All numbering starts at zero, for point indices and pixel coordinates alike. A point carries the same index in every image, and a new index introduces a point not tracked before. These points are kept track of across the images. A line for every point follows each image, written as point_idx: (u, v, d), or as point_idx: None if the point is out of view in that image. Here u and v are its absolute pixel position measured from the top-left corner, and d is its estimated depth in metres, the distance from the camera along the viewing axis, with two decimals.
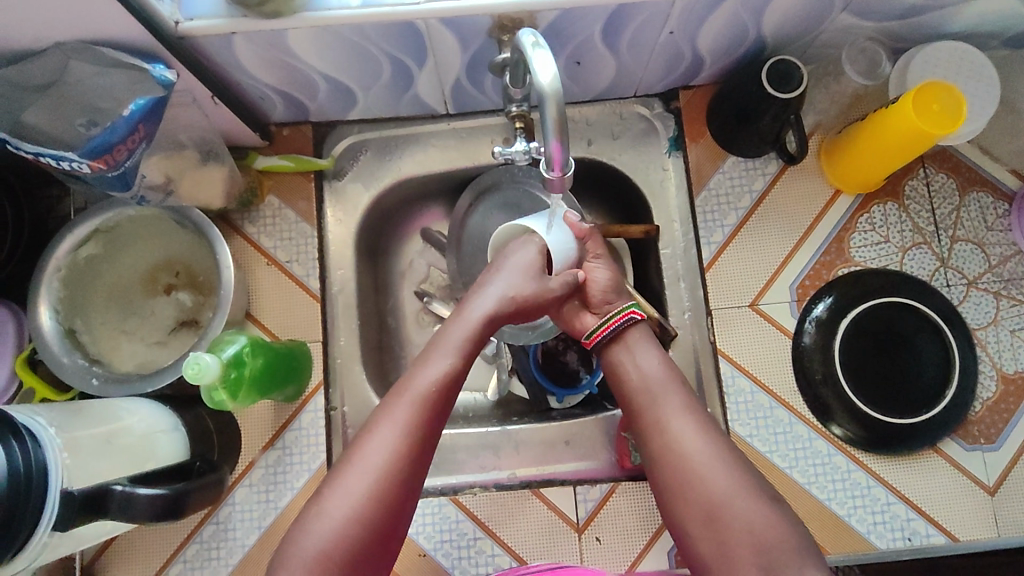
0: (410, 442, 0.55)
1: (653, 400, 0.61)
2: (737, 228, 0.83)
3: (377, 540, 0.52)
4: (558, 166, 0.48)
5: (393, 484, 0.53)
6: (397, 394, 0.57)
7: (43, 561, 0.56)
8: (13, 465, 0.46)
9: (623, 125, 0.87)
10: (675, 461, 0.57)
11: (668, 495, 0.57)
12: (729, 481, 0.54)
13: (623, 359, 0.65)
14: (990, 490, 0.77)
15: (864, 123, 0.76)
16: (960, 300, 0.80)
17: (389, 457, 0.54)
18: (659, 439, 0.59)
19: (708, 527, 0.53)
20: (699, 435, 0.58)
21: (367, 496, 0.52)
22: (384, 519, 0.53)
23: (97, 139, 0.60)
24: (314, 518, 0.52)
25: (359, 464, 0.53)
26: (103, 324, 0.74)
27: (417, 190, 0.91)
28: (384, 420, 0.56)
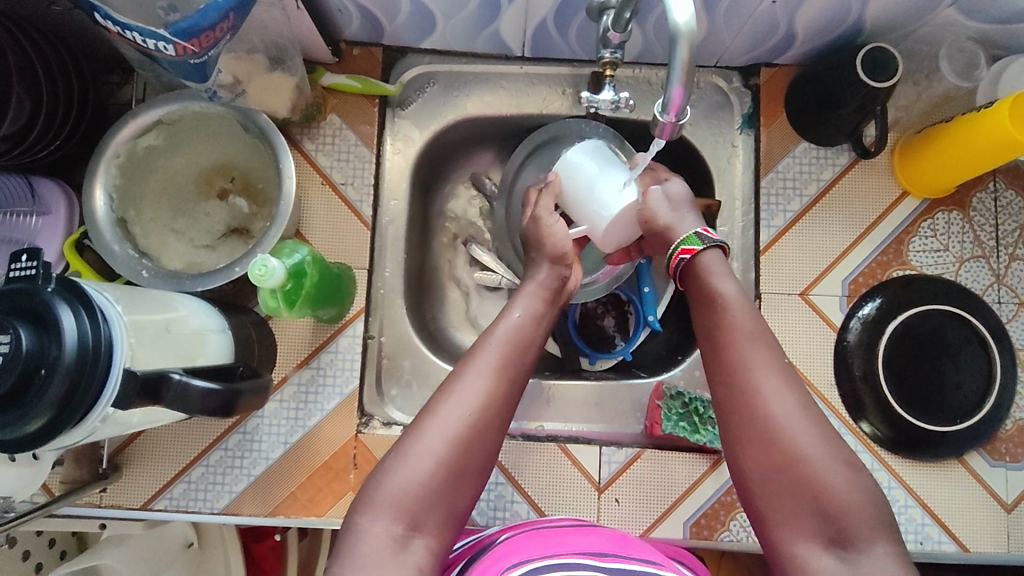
0: (492, 398, 0.58)
1: (731, 341, 0.59)
2: (799, 215, 0.81)
3: (463, 478, 0.55)
4: (675, 115, 0.49)
5: (476, 434, 0.56)
6: (479, 350, 0.61)
7: (92, 438, 0.57)
8: (81, 335, 0.47)
9: (699, 94, 0.85)
10: (753, 413, 0.56)
11: (740, 444, 0.56)
12: (809, 440, 0.54)
13: (703, 290, 0.64)
14: (1007, 507, 0.77)
15: (946, 125, 0.74)
16: (1009, 318, 0.80)
17: (477, 405, 0.57)
18: (733, 384, 0.58)
19: (780, 486, 0.54)
20: (777, 384, 0.57)
21: (451, 440, 0.55)
22: (468, 462, 0.55)
23: (187, 20, 0.55)
24: (399, 460, 0.54)
25: (445, 410, 0.56)
26: (154, 219, 0.73)
27: (478, 132, 0.90)
28: (469, 373, 0.59)
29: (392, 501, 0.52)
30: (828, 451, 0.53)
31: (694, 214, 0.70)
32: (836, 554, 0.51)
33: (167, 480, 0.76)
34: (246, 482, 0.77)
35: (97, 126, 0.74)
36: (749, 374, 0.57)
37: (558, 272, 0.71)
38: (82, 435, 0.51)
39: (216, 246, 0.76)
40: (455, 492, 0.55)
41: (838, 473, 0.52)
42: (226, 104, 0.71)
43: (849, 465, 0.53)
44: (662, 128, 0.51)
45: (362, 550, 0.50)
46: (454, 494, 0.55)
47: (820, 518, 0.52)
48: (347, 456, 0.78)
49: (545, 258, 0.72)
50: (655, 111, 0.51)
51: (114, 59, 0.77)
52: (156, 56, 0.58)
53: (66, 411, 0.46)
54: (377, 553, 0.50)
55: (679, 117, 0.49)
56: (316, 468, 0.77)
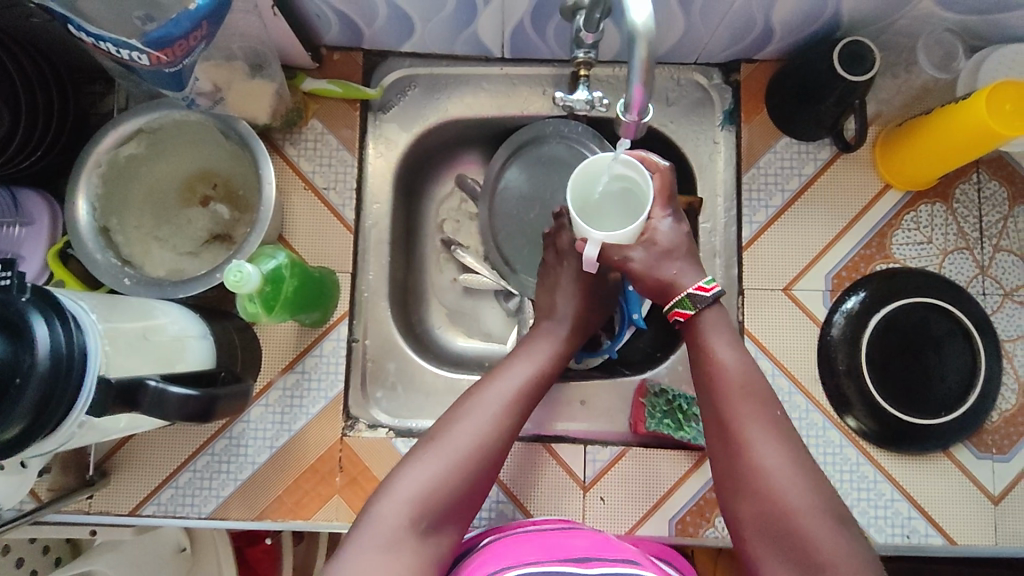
0: (514, 419, 0.62)
1: (731, 396, 0.61)
2: (781, 210, 0.81)
3: (475, 487, 0.58)
4: (636, 112, 0.51)
5: (497, 446, 0.60)
6: (500, 376, 0.66)
7: (72, 446, 0.58)
8: (54, 345, 0.47)
9: (679, 92, 0.86)
10: (751, 469, 0.58)
11: (737, 496, 0.58)
12: (799, 495, 0.56)
13: (704, 346, 0.65)
14: (994, 499, 0.77)
15: (927, 117, 0.74)
16: (994, 309, 0.80)
17: (499, 420, 0.61)
18: (729, 438, 0.60)
19: (773, 535, 0.56)
20: (772, 441, 0.58)
21: (478, 448, 0.59)
22: (480, 477, 0.59)
23: (158, 30, 0.55)
24: (414, 469, 0.57)
25: (467, 425, 0.60)
26: (138, 227, 0.74)
27: (461, 134, 0.90)
28: (485, 398, 0.62)
29: (408, 505, 0.55)
30: (816, 505, 0.55)
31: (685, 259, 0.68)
32: None
33: (154, 485, 0.77)
34: (233, 487, 0.77)
35: (81, 136, 0.75)
36: (745, 430, 0.59)
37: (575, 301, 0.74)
38: (58, 442, 0.52)
39: (200, 252, 0.76)
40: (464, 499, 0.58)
41: (825, 528, 0.54)
42: (204, 110, 0.71)
43: (839, 519, 0.55)
44: (625, 125, 0.53)
45: (377, 536, 0.53)
46: (469, 498, 0.58)
47: (809, 569, 0.53)
48: (333, 459, 0.78)
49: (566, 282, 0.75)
50: (619, 111, 0.53)
51: (95, 70, 0.77)
52: (132, 66, 0.58)
53: (40, 417, 0.47)
54: (385, 546, 0.53)
55: (641, 113, 0.51)
56: (303, 470, 0.78)
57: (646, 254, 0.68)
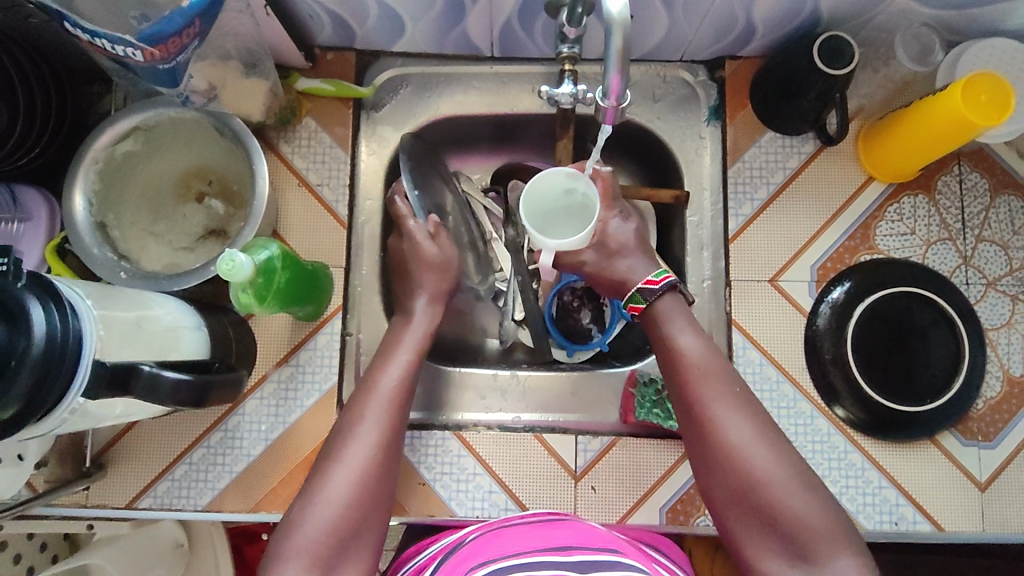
0: (385, 439, 0.64)
1: (694, 377, 0.64)
2: (766, 203, 0.83)
3: (377, 504, 0.61)
4: (615, 99, 0.51)
5: (378, 473, 0.62)
6: (367, 396, 0.67)
7: (67, 430, 0.59)
8: (50, 330, 0.48)
9: (666, 88, 0.87)
10: (720, 444, 0.60)
11: (708, 472, 0.61)
12: (768, 464, 0.58)
13: (664, 332, 0.67)
14: (981, 486, 0.78)
15: (907, 110, 0.75)
16: (978, 298, 0.81)
17: (373, 446, 0.63)
18: (696, 417, 0.62)
19: (747, 508, 0.58)
20: (739, 416, 0.61)
21: (358, 480, 0.61)
22: (377, 494, 0.62)
23: (152, 26, 0.57)
24: (306, 510, 0.59)
25: (348, 456, 0.62)
26: (134, 223, 0.75)
27: (453, 132, 0.91)
28: (367, 414, 0.65)
29: (304, 551, 0.56)
30: (786, 472, 0.58)
31: (638, 255, 0.74)
32: (799, 568, 0.55)
33: (151, 478, 0.79)
34: (228, 479, 0.79)
35: (78, 134, 0.77)
36: (709, 408, 0.62)
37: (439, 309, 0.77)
38: (50, 426, 0.53)
39: (195, 247, 0.78)
40: (370, 517, 0.61)
41: (796, 493, 0.57)
42: (199, 108, 0.72)
43: (811, 485, 0.58)
44: (604, 112, 0.54)
45: None
46: (362, 531, 0.60)
47: (784, 537, 0.56)
48: None
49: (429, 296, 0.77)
50: (597, 98, 0.53)
51: (92, 70, 0.79)
52: (126, 62, 0.60)
53: (35, 399, 0.48)
54: None
55: (620, 100, 0.52)
56: (297, 462, 0.79)
57: (598, 256, 0.74)
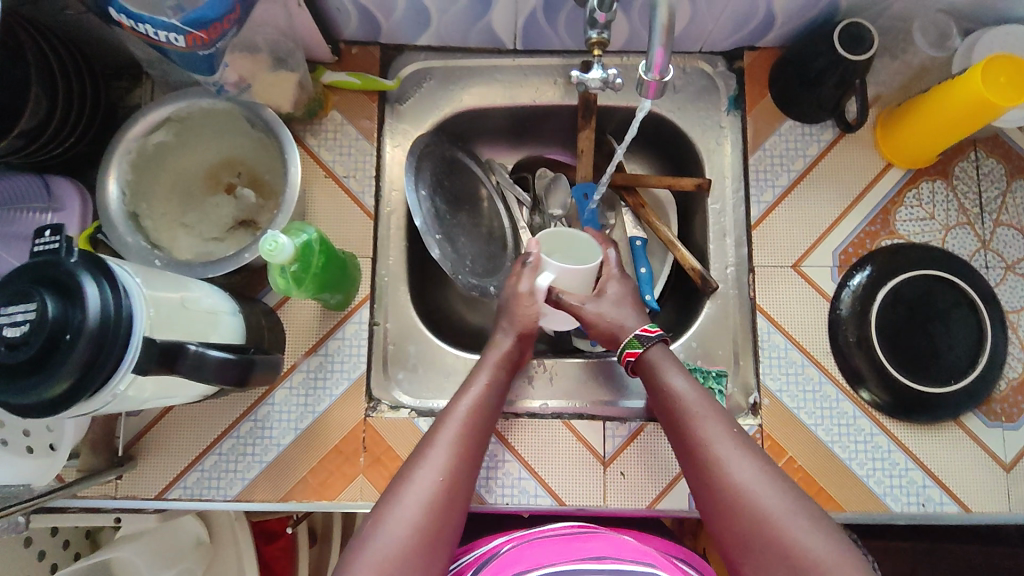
0: (462, 459, 0.62)
1: (693, 421, 0.64)
2: (787, 190, 0.84)
3: (455, 520, 0.59)
4: (659, 73, 0.55)
5: (455, 486, 0.60)
6: (445, 420, 0.65)
7: (110, 411, 0.58)
8: (103, 305, 0.49)
9: (686, 80, 0.89)
10: (722, 484, 0.59)
11: (715, 516, 0.59)
12: (773, 500, 0.57)
13: (660, 379, 0.69)
14: (1006, 466, 0.78)
15: (925, 95, 0.77)
16: (998, 282, 0.82)
17: (447, 463, 0.61)
18: (698, 460, 0.62)
19: (758, 549, 0.56)
20: (740, 456, 0.60)
21: (433, 495, 0.59)
22: (453, 511, 0.59)
23: (195, 12, 0.58)
24: (376, 526, 0.57)
25: (420, 474, 0.60)
26: (164, 213, 0.76)
27: (475, 125, 0.92)
28: (440, 439, 0.63)
29: (377, 560, 0.54)
30: (791, 507, 0.56)
31: (635, 309, 0.76)
32: None
33: (181, 468, 0.79)
34: (258, 469, 0.79)
35: (109, 127, 0.77)
36: (709, 447, 0.61)
37: (514, 331, 0.75)
38: (93, 407, 0.52)
39: (225, 237, 0.78)
40: (446, 533, 0.58)
41: (803, 527, 0.55)
42: (232, 99, 0.73)
43: (818, 521, 0.55)
44: (647, 84, 0.57)
45: None
46: (435, 549, 0.57)
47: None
48: (356, 439, 0.80)
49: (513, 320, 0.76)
50: (641, 73, 0.57)
51: (126, 64, 0.80)
52: (165, 48, 0.61)
53: (89, 373, 0.48)
54: None
55: (662, 74, 0.56)
56: (326, 451, 0.79)
57: (597, 304, 0.76)
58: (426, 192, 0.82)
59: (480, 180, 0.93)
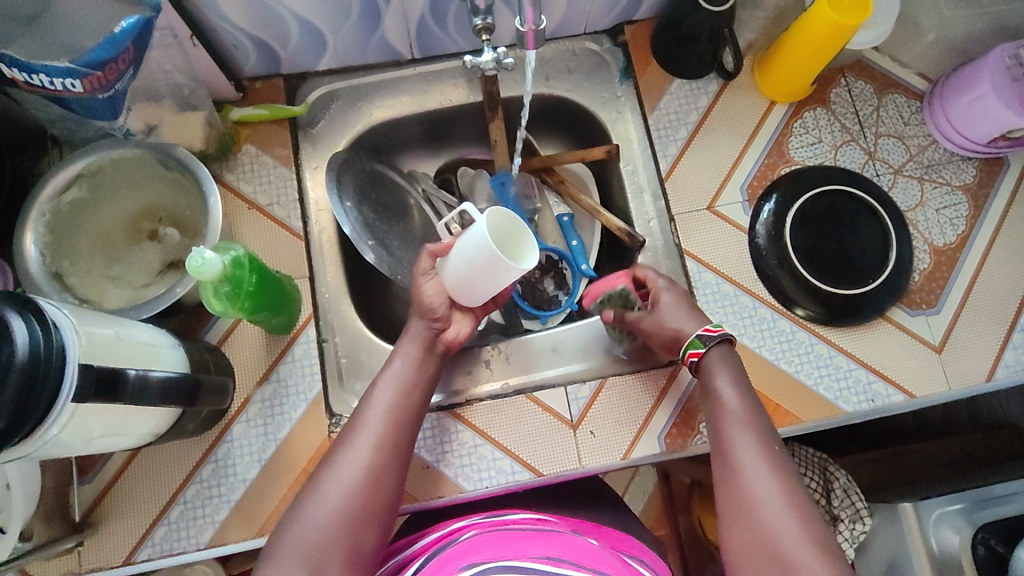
0: (382, 459, 0.64)
1: (729, 426, 0.65)
2: (688, 141, 0.90)
3: (376, 511, 0.62)
4: (532, 23, 0.64)
5: (370, 491, 0.62)
6: (365, 413, 0.67)
7: (53, 454, 0.57)
8: (33, 339, 0.48)
9: (577, 60, 0.94)
10: (739, 493, 0.61)
11: (726, 520, 0.61)
12: (784, 522, 0.57)
13: (709, 379, 0.69)
14: (937, 348, 0.84)
15: (787, 33, 0.84)
16: (891, 186, 0.89)
17: (366, 465, 0.63)
18: (726, 464, 0.63)
19: (756, 559, 0.57)
20: (767, 472, 0.61)
21: (348, 496, 0.61)
22: (380, 495, 0.63)
23: (86, 57, 0.59)
24: (294, 523, 0.60)
25: (338, 472, 0.63)
26: (88, 270, 0.75)
27: (389, 137, 0.95)
28: (360, 437, 0.65)
29: (292, 555, 0.57)
30: (800, 533, 0.56)
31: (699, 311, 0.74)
32: None
33: (146, 527, 0.76)
34: (228, 509, 0.77)
35: (17, 197, 0.76)
36: (739, 457, 0.62)
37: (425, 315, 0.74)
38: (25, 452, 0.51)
39: (155, 283, 0.78)
40: (375, 510, 0.62)
41: (811, 556, 0.55)
42: (140, 144, 0.73)
43: (823, 548, 0.56)
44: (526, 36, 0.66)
45: None
46: (350, 546, 0.60)
47: None
48: (324, 457, 0.79)
49: (416, 309, 0.75)
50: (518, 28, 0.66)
51: (28, 134, 0.79)
52: (64, 97, 0.62)
53: (25, 405, 0.48)
54: None
55: (536, 24, 0.65)
56: (296, 476, 0.78)
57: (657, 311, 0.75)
58: (352, 203, 0.84)
59: (406, 190, 0.95)
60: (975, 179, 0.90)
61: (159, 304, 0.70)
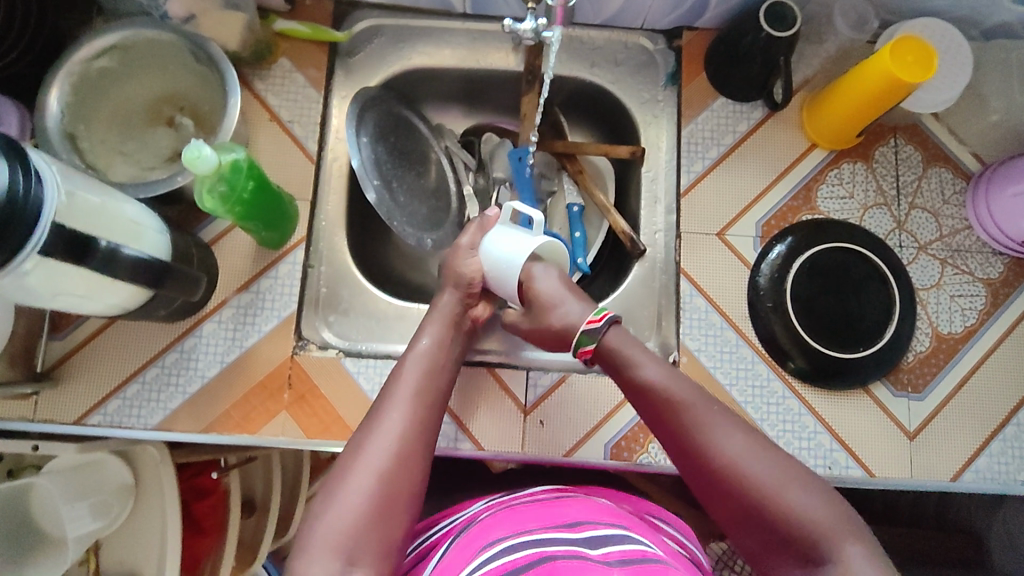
0: (411, 426, 0.62)
1: (671, 405, 0.62)
2: (717, 162, 0.88)
3: (410, 487, 0.59)
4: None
5: (402, 460, 0.59)
6: (394, 384, 0.66)
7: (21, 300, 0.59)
8: (14, 187, 0.50)
9: (627, 54, 0.92)
10: (714, 465, 0.58)
11: (714, 496, 0.59)
12: (766, 472, 0.57)
13: (630, 367, 0.66)
14: (910, 434, 0.81)
15: (842, 77, 0.82)
16: (910, 260, 0.86)
17: (393, 442, 0.60)
18: (688, 442, 0.60)
19: (755, 526, 0.56)
20: (730, 429, 0.60)
21: (379, 476, 0.58)
22: (411, 474, 0.59)
23: None
24: (324, 506, 0.56)
25: (367, 450, 0.59)
26: (103, 141, 0.77)
27: (424, 86, 0.95)
28: (387, 410, 0.63)
29: (329, 543, 0.54)
30: (782, 474, 0.57)
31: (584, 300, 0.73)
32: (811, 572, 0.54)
33: (102, 395, 0.79)
34: (181, 399, 0.79)
35: (53, 52, 0.78)
36: (697, 427, 0.60)
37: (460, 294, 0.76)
38: None
39: (161, 167, 0.79)
40: (404, 494, 0.58)
41: (800, 495, 0.55)
42: (177, 31, 0.74)
43: (806, 482, 0.57)
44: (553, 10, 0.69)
45: None
46: (386, 523, 0.56)
47: (792, 546, 0.55)
48: (282, 376, 0.80)
49: (450, 284, 0.76)
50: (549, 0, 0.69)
51: None
52: None
53: None
54: None
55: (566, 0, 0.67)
56: (250, 386, 0.80)
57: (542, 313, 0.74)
58: (368, 140, 0.84)
59: (428, 142, 0.94)
60: (1001, 275, 0.86)
61: (158, 190, 0.72)
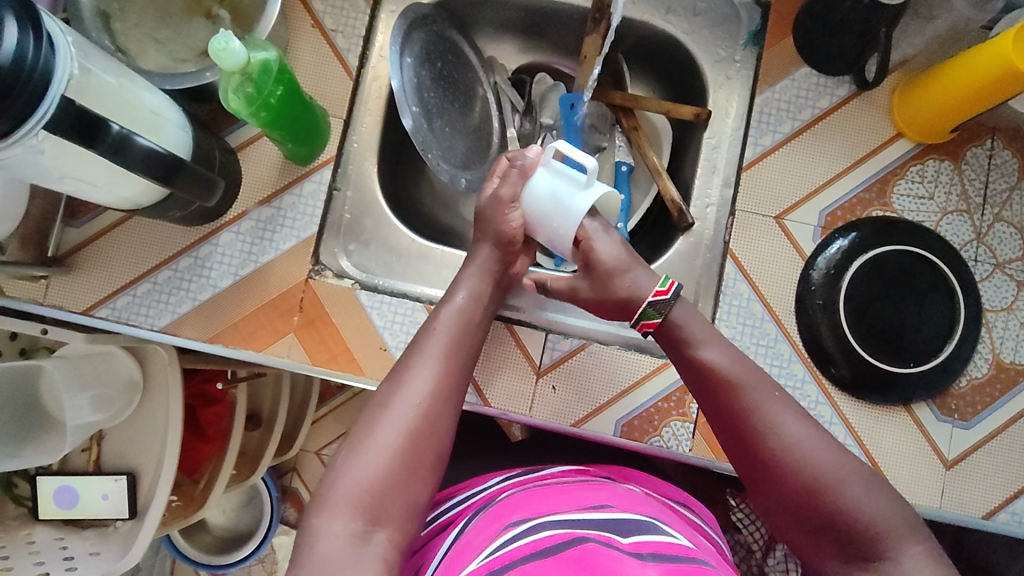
0: (440, 382, 0.59)
1: (729, 388, 0.60)
2: (788, 138, 0.79)
3: (436, 448, 0.56)
4: None
5: (429, 419, 0.57)
6: (425, 336, 0.62)
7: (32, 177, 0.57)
8: (22, 49, 0.46)
9: (708, 5, 0.83)
10: (771, 453, 0.57)
11: (766, 484, 0.57)
12: (826, 462, 0.55)
13: (688, 345, 0.63)
14: (947, 463, 0.75)
15: (947, 62, 0.72)
16: (983, 277, 0.78)
17: (421, 400, 0.57)
18: (746, 427, 0.58)
19: (808, 517, 0.55)
20: (791, 418, 0.58)
21: (405, 435, 0.55)
22: (436, 433, 0.57)
23: None
24: (347, 460, 0.54)
25: (395, 406, 0.56)
26: (137, 25, 0.73)
27: (482, 12, 0.88)
28: (416, 364, 0.59)
29: (349, 500, 0.52)
30: (842, 466, 0.55)
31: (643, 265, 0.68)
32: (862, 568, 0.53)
33: (112, 289, 0.77)
34: (190, 306, 0.77)
35: None
36: (756, 411, 0.58)
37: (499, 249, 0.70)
38: None
39: (193, 61, 0.74)
40: (430, 453, 0.56)
41: (859, 489, 0.54)
42: None
43: (868, 477, 0.55)
44: None
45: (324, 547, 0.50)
46: (409, 482, 0.54)
47: (845, 540, 0.53)
48: (294, 298, 0.77)
49: (488, 238, 0.70)
50: None
51: None
52: None
53: None
54: (337, 550, 0.49)
55: None
56: (260, 304, 0.77)
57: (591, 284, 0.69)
58: (413, 62, 0.78)
59: (478, 75, 0.89)
60: None
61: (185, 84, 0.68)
